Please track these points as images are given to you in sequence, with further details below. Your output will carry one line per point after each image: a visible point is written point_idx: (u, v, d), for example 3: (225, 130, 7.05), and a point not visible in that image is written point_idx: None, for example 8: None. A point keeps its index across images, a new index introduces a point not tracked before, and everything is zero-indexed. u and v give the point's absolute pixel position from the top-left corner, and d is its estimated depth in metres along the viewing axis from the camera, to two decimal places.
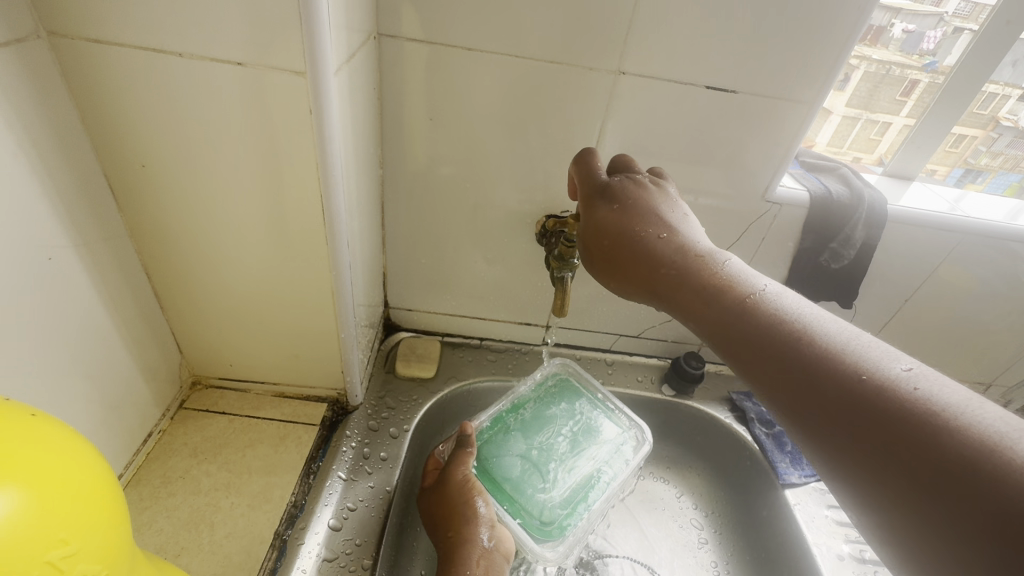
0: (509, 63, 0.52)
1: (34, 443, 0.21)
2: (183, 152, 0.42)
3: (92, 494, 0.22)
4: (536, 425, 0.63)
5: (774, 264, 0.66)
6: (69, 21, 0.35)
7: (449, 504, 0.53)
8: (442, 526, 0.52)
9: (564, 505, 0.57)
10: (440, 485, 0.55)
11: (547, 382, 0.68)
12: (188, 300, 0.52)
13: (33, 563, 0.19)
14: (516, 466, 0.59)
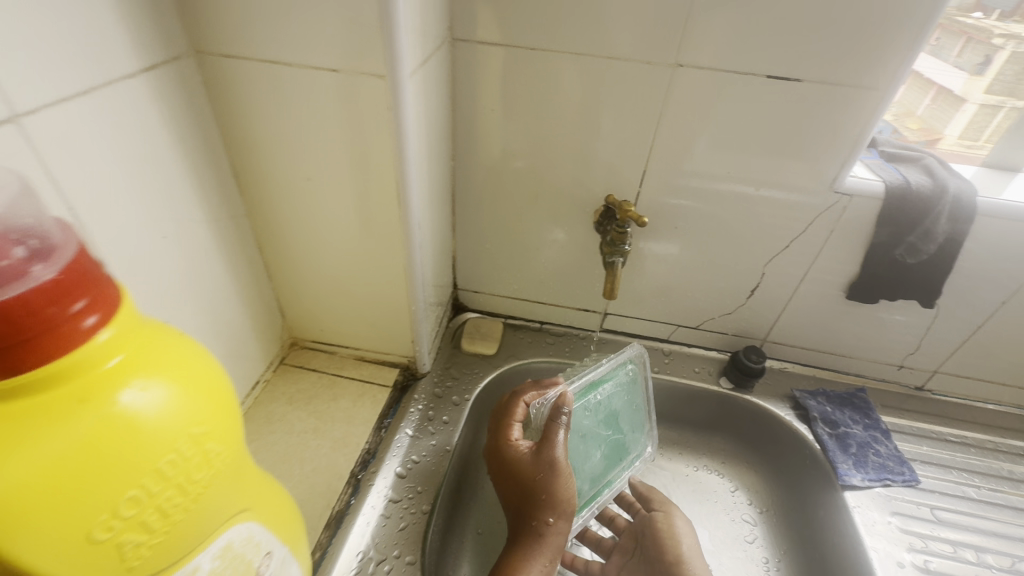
0: (569, 61, 0.56)
1: (173, 347, 0.27)
2: (290, 146, 0.50)
3: (217, 392, 0.28)
4: (603, 412, 0.64)
5: (845, 258, 0.63)
6: (210, 41, 0.44)
7: (552, 492, 0.54)
8: (541, 510, 0.54)
9: (587, 492, 0.61)
10: (542, 468, 0.54)
11: (625, 369, 0.67)
12: (291, 272, 0.61)
13: (180, 434, 0.25)
14: (574, 446, 0.61)
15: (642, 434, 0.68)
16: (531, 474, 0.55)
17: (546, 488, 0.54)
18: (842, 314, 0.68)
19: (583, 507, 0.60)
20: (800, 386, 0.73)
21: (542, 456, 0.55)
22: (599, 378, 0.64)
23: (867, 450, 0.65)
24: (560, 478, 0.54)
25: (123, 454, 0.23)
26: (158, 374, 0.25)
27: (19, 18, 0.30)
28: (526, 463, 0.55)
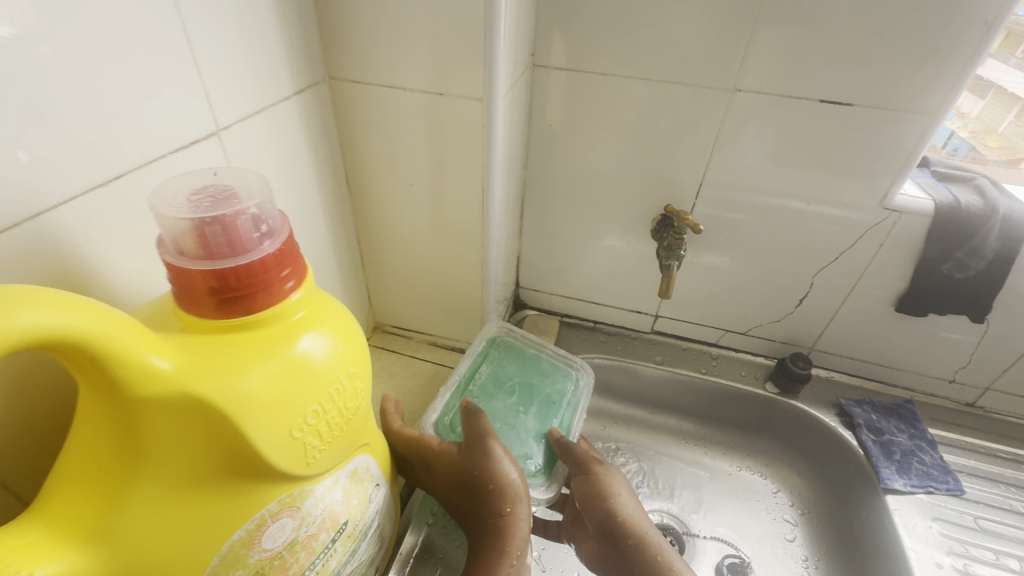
0: (635, 85, 0.62)
1: (332, 307, 0.35)
2: (394, 157, 0.59)
3: (360, 344, 0.36)
4: (498, 388, 0.65)
5: (894, 272, 0.66)
6: (341, 70, 0.54)
7: (489, 472, 0.48)
8: (492, 505, 0.47)
9: (545, 452, 0.59)
10: (472, 454, 0.49)
11: (491, 349, 0.69)
12: (381, 264, 0.70)
13: (340, 372, 0.33)
14: (500, 426, 0.60)
15: (572, 380, 0.68)
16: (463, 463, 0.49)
17: (484, 473, 0.48)
18: (891, 327, 0.71)
19: (547, 466, 0.59)
20: (846, 395, 0.76)
21: (472, 457, 0.49)
22: (464, 373, 0.65)
23: (912, 458, 0.67)
24: (493, 450, 0.49)
25: (297, 387, 0.30)
26: (326, 325, 0.33)
27: (223, 57, 0.40)
28: (453, 454, 0.50)
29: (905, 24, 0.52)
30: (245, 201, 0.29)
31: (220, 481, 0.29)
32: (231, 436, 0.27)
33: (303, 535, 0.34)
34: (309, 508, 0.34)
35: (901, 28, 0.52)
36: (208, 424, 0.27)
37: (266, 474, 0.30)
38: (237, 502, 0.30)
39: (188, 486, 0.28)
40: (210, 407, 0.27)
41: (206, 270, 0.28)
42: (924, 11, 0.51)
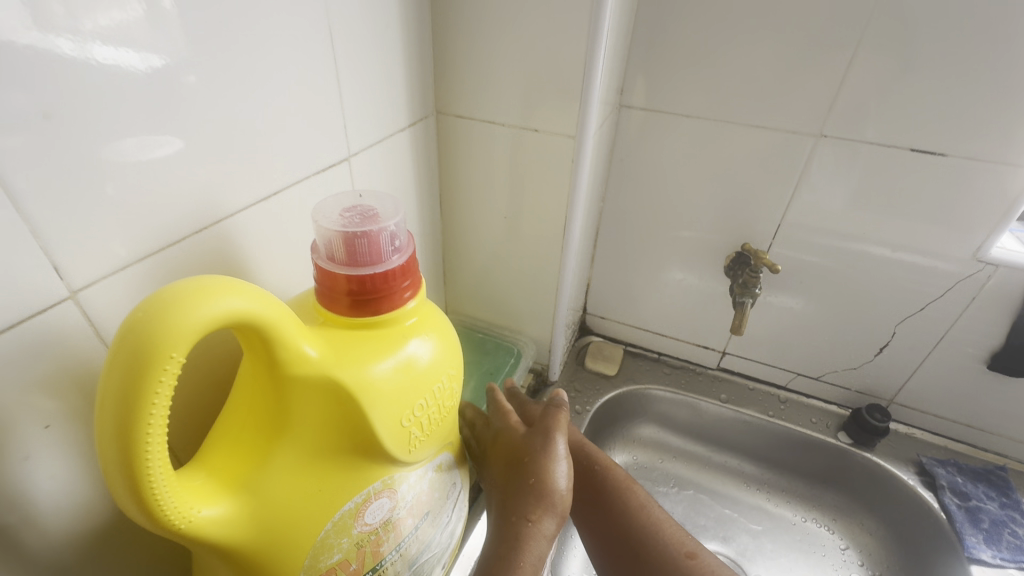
0: (718, 127, 0.64)
1: (438, 317, 0.39)
2: (485, 185, 0.64)
3: (458, 352, 0.40)
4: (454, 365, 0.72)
5: (988, 328, 0.63)
6: (449, 106, 0.60)
7: (539, 474, 0.43)
8: (524, 503, 0.42)
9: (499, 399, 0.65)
10: (532, 444, 0.45)
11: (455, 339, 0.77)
12: (463, 281, 0.76)
13: (441, 374, 0.37)
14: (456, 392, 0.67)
15: (513, 356, 0.75)
16: (525, 456, 0.45)
17: (534, 469, 0.44)
18: (982, 385, 0.67)
19: None
20: (928, 453, 0.72)
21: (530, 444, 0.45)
22: None
23: (1002, 528, 0.62)
24: (555, 454, 0.44)
25: (407, 382, 0.34)
26: (433, 331, 0.37)
27: (358, 95, 0.46)
28: (516, 438, 0.47)
29: (1008, 78, 0.52)
30: (385, 221, 0.35)
31: (339, 456, 0.33)
32: (353, 417, 0.32)
33: (396, 519, 0.38)
34: (403, 493, 0.38)
35: (1003, 82, 0.52)
36: (338, 404, 0.32)
37: (374, 455, 0.34)
38: (349, 477, 0.34)
39: (315, 457, 0.33)
40: (341, 390, 0.31)
41: (349, 275, 0.33)
42: None
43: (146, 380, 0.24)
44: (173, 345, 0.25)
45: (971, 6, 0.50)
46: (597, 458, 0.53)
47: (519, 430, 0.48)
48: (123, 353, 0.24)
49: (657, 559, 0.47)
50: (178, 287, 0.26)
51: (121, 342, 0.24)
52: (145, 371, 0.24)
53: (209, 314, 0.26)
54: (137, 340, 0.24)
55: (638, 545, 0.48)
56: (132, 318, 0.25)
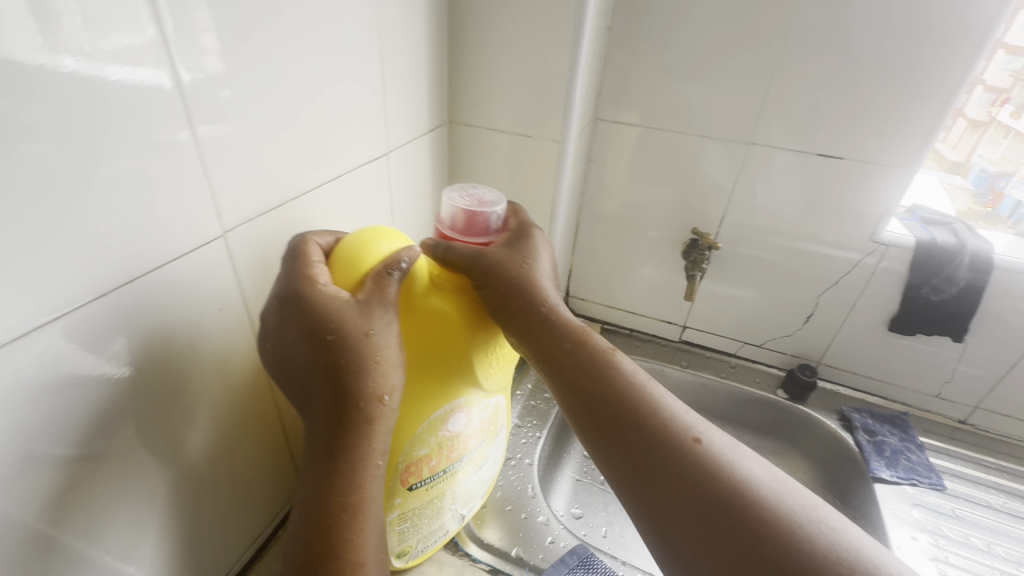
0: (673, 136, 0.81)
1: None
2: (485, 181, 0.78)
3: None
4: None
5: (886, 295, 0.80)
6: (459, 117, 0.74)
7: (379, 354, 0.39)
8: (355, 386, 0.38)
9: None
10: (358, 314, 0.39)
11: None
12: None
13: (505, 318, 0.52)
14: None
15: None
16: (337, 338, 0.38)
17: (345, 350, 0.38)
18: (886, 345, 0.84)
19: None
20: (847, 404, 0.88)
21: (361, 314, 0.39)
22: None
23: (900, 455, 0.78)
24: (392, 339, 0.40)
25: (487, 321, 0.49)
26: None
27: (395, 105, 0.60)
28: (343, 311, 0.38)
29: (880, 101, 0.69)
30: (492, 209, 0.50)
31: (438, 368, 0.47)
32: (453, 339, 0.46)
33: (465, 434, 0.52)
34: (472, 418, 0.52)
35: (877, 102, 0.69)
36: (444, 327, 0.46)
37: (460, 375, 0.48)
38: (445, 388, 0.48)
39: (422, 365, 0.47)
40: (448, 316, 0.46)
41: (461, 238, 0.49)
42: (894, 93, 0.68)
43: (352, 280, 0.42)
44: (368, 262, 0.42)
45: (851, 48, 0.67)
46: (563, 334, 0.47)
47: (345, 310, 0.39)
48: (343, 265, 0.42)
49: (631, 420, 0.43)
50: (359, 237, 0.43)
51: (337, 258, 0.43)
52: (349, 273, 0.42)
53: (384, 247, 0.43)
54: (352, 257, 0.42)
55: (620, 416, 0.43)
56: (348, 245, 0.43)
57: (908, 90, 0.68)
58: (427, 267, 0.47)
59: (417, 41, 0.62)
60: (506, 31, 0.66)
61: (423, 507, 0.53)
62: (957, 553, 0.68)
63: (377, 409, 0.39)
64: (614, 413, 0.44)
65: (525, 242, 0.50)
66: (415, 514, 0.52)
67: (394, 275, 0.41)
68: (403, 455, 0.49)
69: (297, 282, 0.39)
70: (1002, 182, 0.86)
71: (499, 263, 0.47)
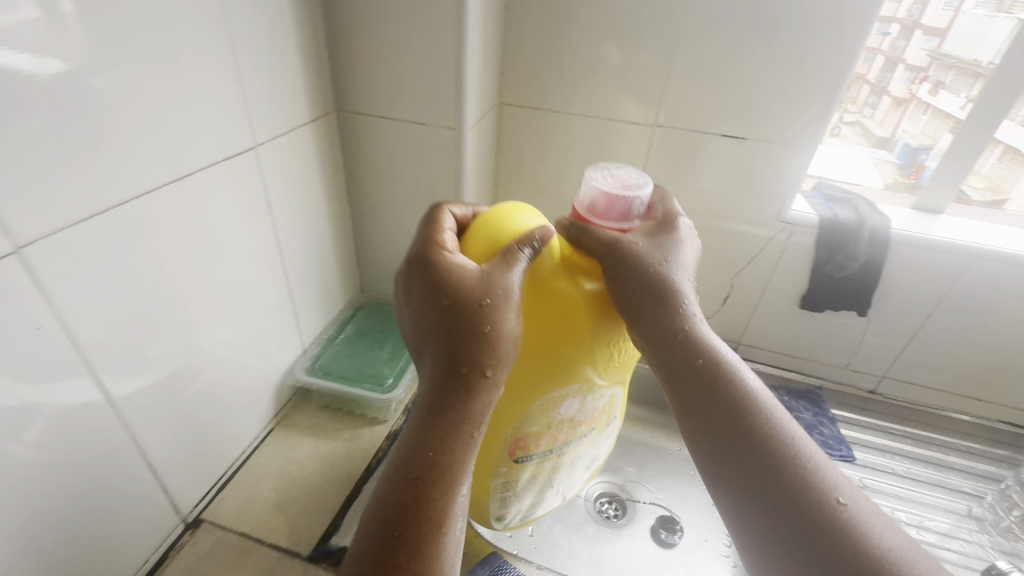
0: (580, 121, 0.78)
1: None
2: (383, 173, 0.73)
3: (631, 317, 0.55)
4: (354, 336, 0.77)
5: (795, 274, 0.80)
6: (348, 105, 0.69)
7: (498, 325, 0.43)
8: (474, 353, 0.43)
9: (394, 374, 0.72)
10: (484, 287, 0.43)
11: (358, 312, 0.83)
12: (374, 264, 0.83)
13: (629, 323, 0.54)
14: (354, 364, 0.73)
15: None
16: (455, 303, 0.43)
17: (484, 315, 0.43)
18: (799, 321, 0.85)
19: (400, 379, 0.72)
20: (766, 382, 0.89)
21: (492, 278, 0.44)
22: (334, 327, 0.78)
23: (813, 430, 0.80)
24: (509, 309, 0.44)
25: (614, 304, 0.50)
26: None
27: (258, 92, 0.55)
28: (465, 281, 0.44)
29: (776, 79, 0.68)
30: (636, 192, 0.50)
31: (556, 346, 0.48)
32: (574, 320, 0.48)
33: (581, 418, 0.53)
34: (587, 402, 0.52)
35: (773, 80, 0.69)
36: (566, 308, 0.48)
37: (578, 357, 0.49)
38: (564, 371, 0.49)
39: (542, 342, 0.48)
40: (571, 296, 0.48)
41: (585, 216, 0.51)
42: (788, 71, 0.68)
43: (492, 246, 0.48)
44: (503, 233, 0.48)
45: (744, 25, 0.66)
46: (703, 356, 0.48)
47: (466, 281, 0.44)
48: (484, 234, 0.48)
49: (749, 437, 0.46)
50: (501, 212, 0.50)
51: (470, 235, 0.50)
52: (492, 243, 0.48)
53: (520, 222, 0.49)
54: (491, 230, 0.48)
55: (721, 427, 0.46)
56: (491, 218, 0.49)
57: (802, 67, 0.67)
58: (558, 247, 0.49)
59: (280, 19, 0.56)
60: (385, 9, 0.60)
61: (524, 481, 0.55)
62: None
63: (483, 376, 0.43)
64: (705, 398, 0.47)
65: (666, 236, 0.51)
66: (511, 484, 0.54)
67: (524, 251, 0.46)
68: (512, 429, 0.51)
69: (426, 246, 0.47)
70: (923, 156, 0.83)
71: (634, 253, 0.48)
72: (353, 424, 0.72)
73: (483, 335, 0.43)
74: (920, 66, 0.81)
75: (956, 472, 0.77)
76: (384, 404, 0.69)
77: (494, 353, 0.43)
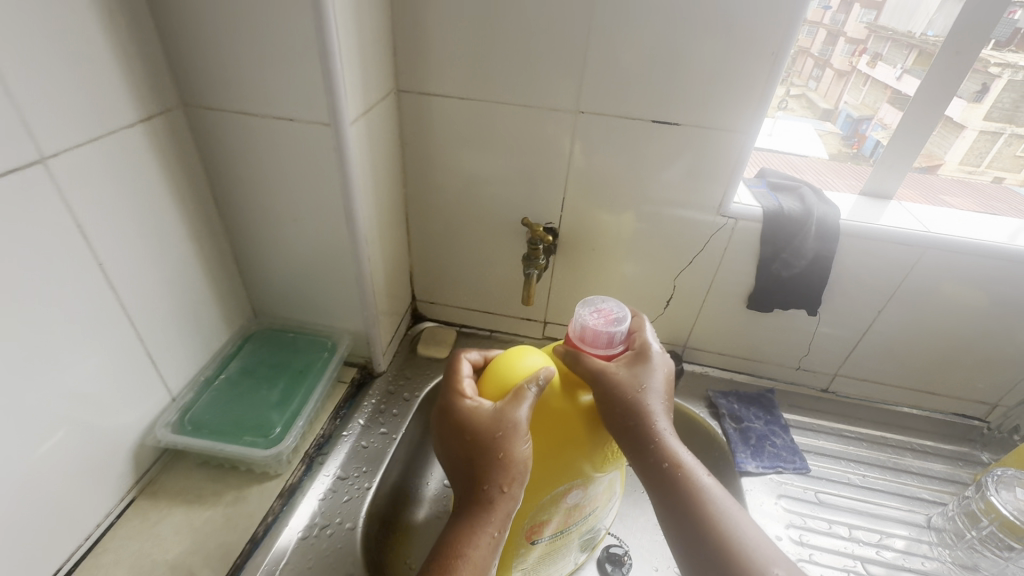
0: (492, 108, 0.67)
1: None
2: (255, 181, 0.60)
3: None
4: (237, 376, 0.65)
5: (740, 271, 0.73)
6: (196, 97, 0.55)
7: (511, 452, 0.48)
8: (493, 474, 0.48)
9: (283, 424, 0.61)
10: (499, 420, 0.49)
11: (246, 342, 0.71)
12: (263, 285, 0.71)
13: None
14: (232, 414, 0.61)
15: (327, 350, 0.71)
16: (476, 438, 0.49)
17: (501, 445, 0.48)
18: (747, 322, 0.78)
19: (289, 429, 0.61)
20: (715, 387, 0.82)
21: (504, 414, 0.49)
22: (214, 365, 0.66)
23: (765, 441, 0.73)
24: (519, 439, 0.48)
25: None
26: None
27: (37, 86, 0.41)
28: (485, 414, 0.50)
29: (708, 54, 0.59)
30: (617, 327, 0.53)
31: (563, 455, 0.52)
32: (578, 433, 0.52)
33: (588, 501, 0.57)
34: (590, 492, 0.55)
35: (705, 54, 0.59)
36: (568, 423, 0.51)
37: (579, 458, 0.52)
38: (565, 474, 0.53)
39: (549, 455, 0.52)
40: (572, 413, 0.51)
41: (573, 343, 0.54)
42: (722, 43, 0.58)
43: (503, 385, 0.52)
44: (510, 374, 0.52)
45: None
46: (663, 453, 0.49)
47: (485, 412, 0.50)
48: (497, 376, 0.53)
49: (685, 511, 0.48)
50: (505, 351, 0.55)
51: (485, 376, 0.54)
52: (503, 382, 0.52)
53: (526, 362, 0.53)
54: (501, 371, 0.53)
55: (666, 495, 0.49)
56: (499, 363, 0.54)
57: (736, 38, 0.58)
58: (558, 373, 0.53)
59: None
60: None
61: (545, 560, 0.59)
62: (822, 547, 0.63)
63: (507, 490, 0.48)
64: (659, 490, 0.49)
65: (643, 363, 0.53)
66: (536, 568, 0.58)
67: (531, 388, 0.50)
68: (531, 524, 0.54)
69: (449, 395, 0.54)
70: (864, 126, 0.80)
71: (618, 385, 0.50)
72: (238, 484, 0.61)
73: (506, 459, 0.48)
74: (860, 38, 0.76)
75: (913, 478, 0.72)
76: (269, 461, 0.58)
77: (510, 474, 0.48)
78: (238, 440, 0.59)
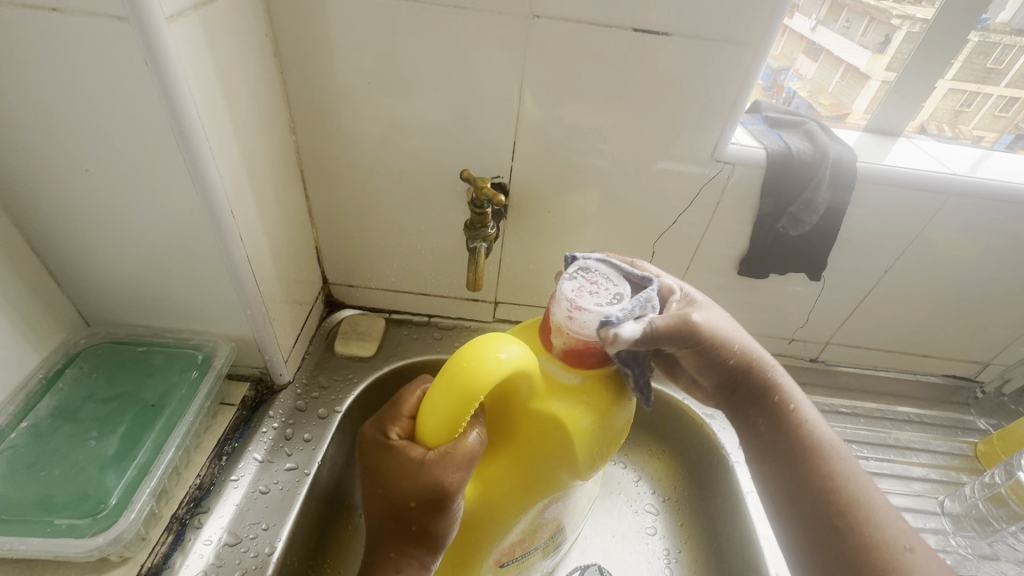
0: (407, 10, 0.47)
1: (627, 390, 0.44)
2: (27, 121, 0.38)
3: (622, 421, 0.44)
4: (57, 424, 0.45)
5: (736, 230, 0.59)
6: None
7: (427, 525, 0.39)
8: (398, 542, 0.40)
9: (121, 490, 0.42)
10: (419, 481, 0.38)
11: (75, 367, 0.50)
12: (86, 282, 0.48)
13: (611, 438, 0.43)
14: (42, 485, 0.41)
15: (197, 368, 0.51)
16: (389, 497, 0.40)
17: (418, 514, 0.39)
18: (736, 290, 0.65)
19: (129, 497, 0.42)
20: None
21: (427, 475, 0.38)
22: (16, 410, 0.45)
23: None
24: (442, 510, 0.39)
25: (599, 431, 0.42)
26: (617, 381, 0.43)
27: None
28: (405, 474, 0.39)
29: None
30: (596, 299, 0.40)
31: (532, 478, 0.42)
32: (554, 448, 0.41)
33: (561, 518, 0.48)
34: (571, 498, 0.47)
35: None
36: (549, 436, 0.41)
37: (552, 481, 0.43)
38: (530, 495, 0.43)
39: (514, 476, 0.42)
40: (554, 427, 0.41)
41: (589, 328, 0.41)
42: None
43: (457, 400, 0.37)
44: (470, 385, 0.37)
45: None
46: (787, 393, 0.43)
47: (410, 461, 0.39)
48: (448, 384, 0.37)
49: (827, 513, 0.39)
50: (475, 339, 0.39)
51: (422, 406, 0.40)
52: (461, 392, 0.37)
53: (491, 366, 0.37)
54: (457, 379, 0.37)
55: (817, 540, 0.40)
56: (452, 360, 0.38)
57: None
58: (534, 374, 0.40)
59: None
60: None
61: None
62: None
63: (401, 559, 0.40)
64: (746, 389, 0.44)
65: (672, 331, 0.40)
66: None
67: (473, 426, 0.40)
68: (493, 548, 0.45)
69: (379, 423, 0.42)
70: (783, 77, 0.67)
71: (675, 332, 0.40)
72: None
73: (413, 515, 0.39)
74: None
75: (915, 455, 0.66)
76: (100, 554, 0.39)
77: (413, 533, 0.40)
78: (46, 526, 0.39)
